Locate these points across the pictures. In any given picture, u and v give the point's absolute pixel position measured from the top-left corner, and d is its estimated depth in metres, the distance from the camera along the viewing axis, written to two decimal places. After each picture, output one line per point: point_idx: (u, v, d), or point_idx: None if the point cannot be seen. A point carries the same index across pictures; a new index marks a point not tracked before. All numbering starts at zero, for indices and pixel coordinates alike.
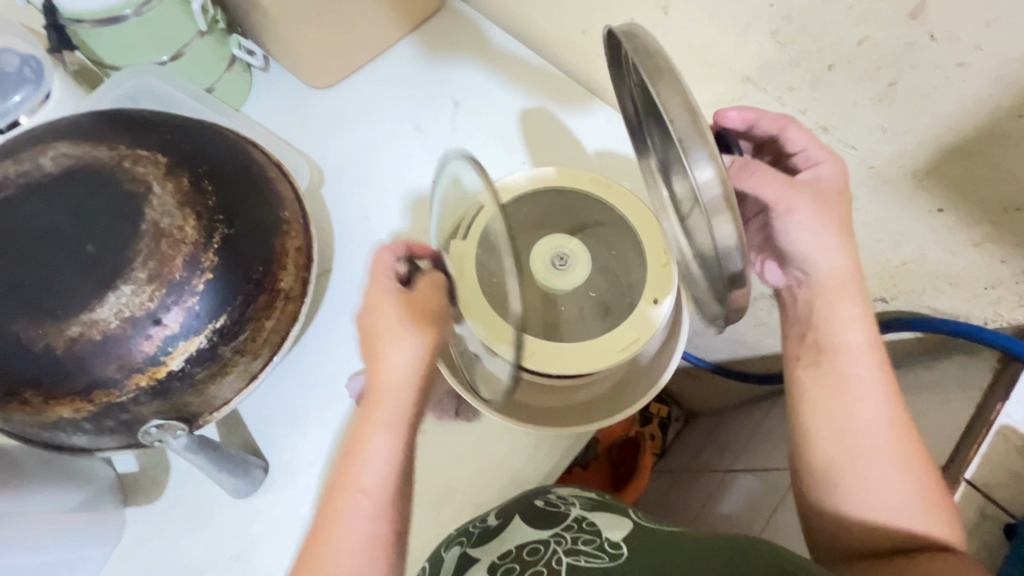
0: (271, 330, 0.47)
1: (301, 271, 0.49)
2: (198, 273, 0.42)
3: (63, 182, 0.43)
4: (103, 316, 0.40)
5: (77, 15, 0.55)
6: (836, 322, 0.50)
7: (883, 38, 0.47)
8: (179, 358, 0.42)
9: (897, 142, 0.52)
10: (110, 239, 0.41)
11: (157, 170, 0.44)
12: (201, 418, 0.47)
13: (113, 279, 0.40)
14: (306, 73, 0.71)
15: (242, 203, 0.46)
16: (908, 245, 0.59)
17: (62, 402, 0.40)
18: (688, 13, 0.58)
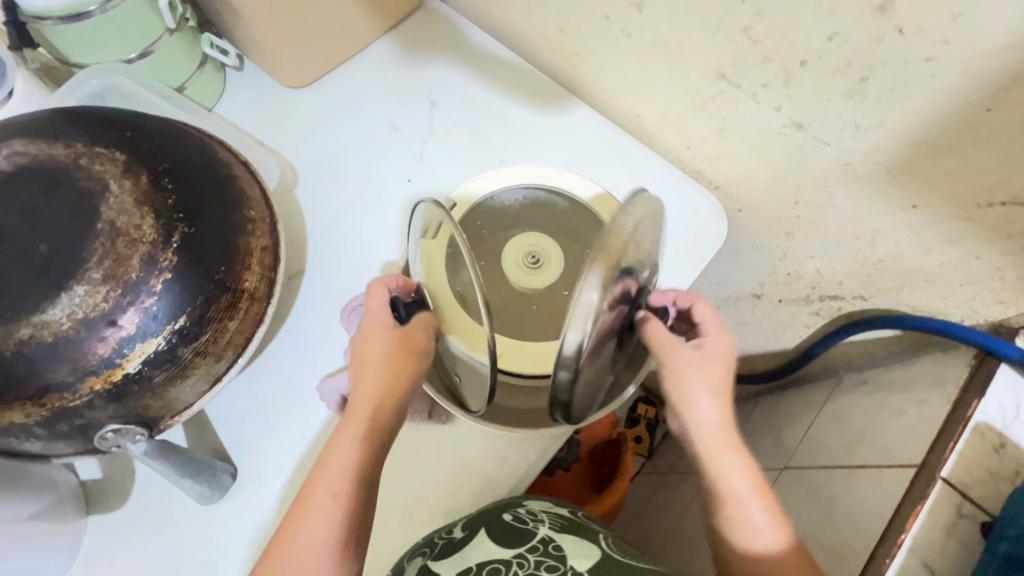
0: (235, 331, 0.46)
1: (266, 272, 0.49)
2: (157, 272, 0.41)
3: (16, 181, 0.42)
4: (55, 318, 0.39)
5: (39, 13, 0.53)
6: (719, 473, 0.49)
7: (852, 34, 0.47)
8: (136, 361, 0.41)
9: (870, 138, 0.52)
10: (63, 237, 0.40)
11: (115, 168, 0.43)
12: (161, 422, 0.46)
13: (65, 280, 0.39)
14: (278, 72, 0.70)
15: (203, 202, 0.45)
16: (884, 242, 0.59)
17: (12, 407, 0.39)
18: (661, 9, 0.58)
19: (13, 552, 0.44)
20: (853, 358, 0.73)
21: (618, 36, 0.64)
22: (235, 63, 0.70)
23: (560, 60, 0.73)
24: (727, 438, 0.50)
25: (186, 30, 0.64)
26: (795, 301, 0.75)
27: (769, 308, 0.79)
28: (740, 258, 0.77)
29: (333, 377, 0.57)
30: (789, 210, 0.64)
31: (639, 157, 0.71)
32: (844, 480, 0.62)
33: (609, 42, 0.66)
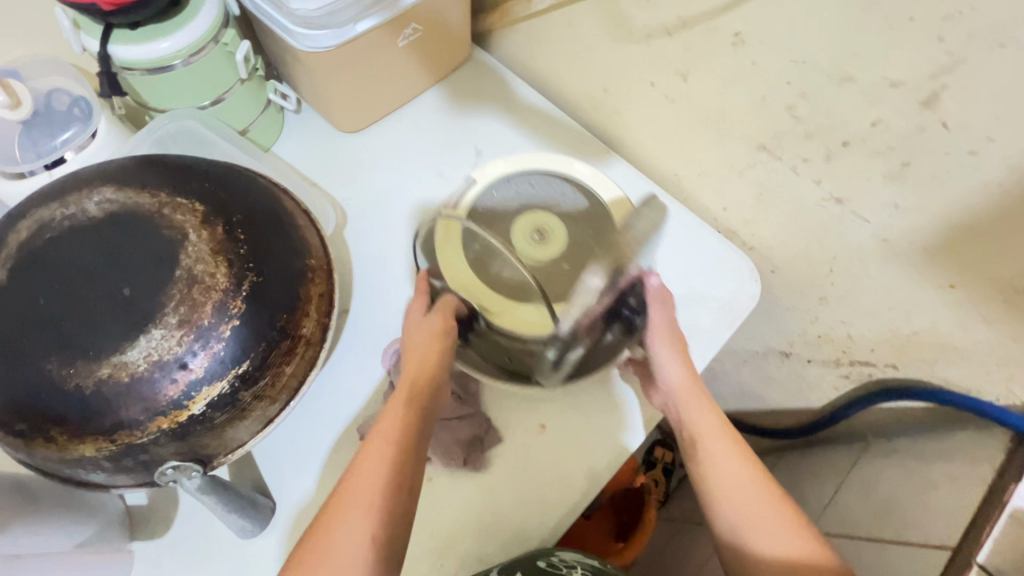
0: (291, 375, 0.48)
1: (322, 318, 0.51)
2: (227, 319, 0.44)
3: (105, 229, 0.45)
4: (133, 359, 0.41)
5: (129, 64, 0.57)
6: (697, 421, 0.53)
7: (896, 122, 0.50)
8: (200, 402, 0.43)
9: (910, 218, 0.54)
10: (146, 282, 0.43)
11: (194, 218, 0.46)
12: (216, 459, 0.48)
13: (144, 324, 0.42)
14: (334, 117, 0.73)
15: (270, 252, 0.48)
16: (919, 316, 0.60)
17: (85, 441, 0.42)
18: (705, 79, 0.61)
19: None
20: (881, 425, 0.73)
21: (662, 101, 0.67)
22: (294, 107, 0.74)
23: (603, 117, 0.76)
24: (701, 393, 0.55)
25: (255, 79, 0.69)
26: (824, 362, 0.75)
27: (797, 367, 0.80)
28: (771, 316, 0.78)
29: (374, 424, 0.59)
30: (823, 276, 0.66)
31: (679, 214, 0.72)
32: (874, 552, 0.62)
33: (653, 105, 0.69)
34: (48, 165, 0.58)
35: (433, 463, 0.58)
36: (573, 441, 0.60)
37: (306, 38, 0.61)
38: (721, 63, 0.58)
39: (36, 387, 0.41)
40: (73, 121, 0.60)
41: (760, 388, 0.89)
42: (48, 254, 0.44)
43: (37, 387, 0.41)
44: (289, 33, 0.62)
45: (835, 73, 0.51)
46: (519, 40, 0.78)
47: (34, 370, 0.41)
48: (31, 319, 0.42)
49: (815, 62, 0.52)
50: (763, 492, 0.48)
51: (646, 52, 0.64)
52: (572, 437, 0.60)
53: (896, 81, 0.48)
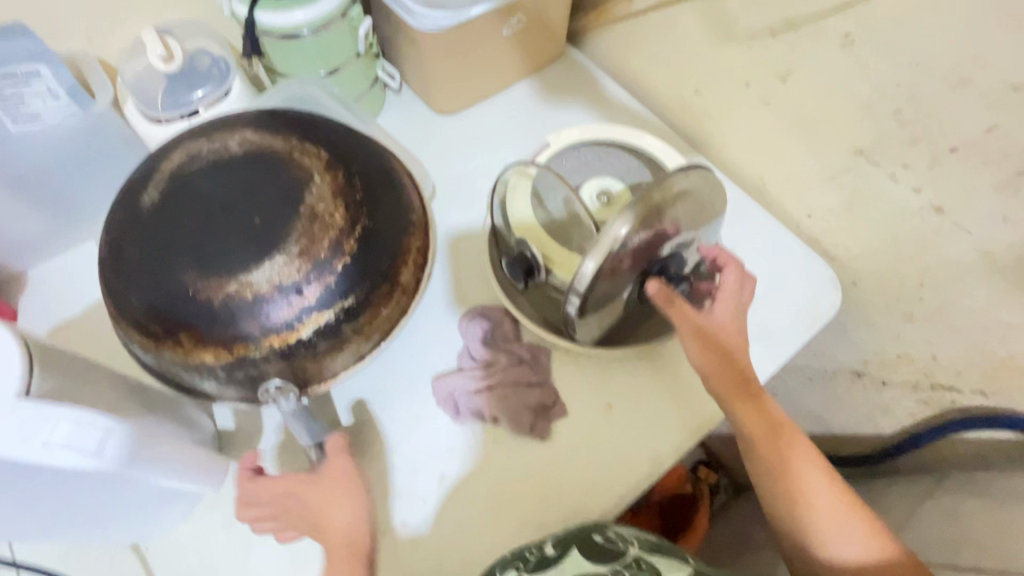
0: (386, 317, 0.52)
1: (418, 269, 0.54)
2: (340, 256, 0.48)
3: (241, 165, 0.50)
4: (257, 280, 0.46)
5: (267, 29, 0.63)
6: (744, 398, 0.54)
7: (1015, 127, 0.49)
8: (309, 326, 0.47)
9: (1019, 231, 0.52)
10: (276, 213, 0.47)
11: (319, 163, 0.50)
12: (311, 386, 0.51)
13: (270, 250, 0.46)
14: (433, 99, 0.78)
15: (381, 201, 0.51)
16: (1019, 338, 0.58)
17: (207, 348, 0.46)
18: (807, 80, 0.61)
19: (185, 469, 0.50)
20: (960, 457, 0.69)
21: (756, 104, 0.68)
22: (397, 86, 0.79)
23: (689, 119, 0.78)
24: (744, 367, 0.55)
25: (369, 56, 0.74)
26: (901, 385, 0.72)
27: (869, 389, 0.77)
28: (846, 334, 0.76)
29: (448, 376, 0.61)
30: (912, 291, 0.64)
31: (759, 216, 0.72)
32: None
33: (745, 107, 0.69)
34: (184, 117, 0.64)
35: (500, 425, 0.60)
36: (640, 424, 0.60)
37: (424, 18, 0.66)
38: (825, 65, 0.59)
39: (173, 295, 0.46)
40: (209, 80, 0.66)
41: (826, 411, 0.86)
42: (193, 182, 0.49)
43: (172, 294, 0.46)
44: (410, 12, 0.66)
45: (954, 77, 0.51)
46: (614, 39, 0.81)
47: (172, 280, 0.46)
48: (174, 234, 0.47)
49: (933, 65, 0.51)
50: (828, 487, 0.52)
51: (746, 53, 0.65)
52: (640, 420, 0.60)
53: (1018, 86, 0.47)
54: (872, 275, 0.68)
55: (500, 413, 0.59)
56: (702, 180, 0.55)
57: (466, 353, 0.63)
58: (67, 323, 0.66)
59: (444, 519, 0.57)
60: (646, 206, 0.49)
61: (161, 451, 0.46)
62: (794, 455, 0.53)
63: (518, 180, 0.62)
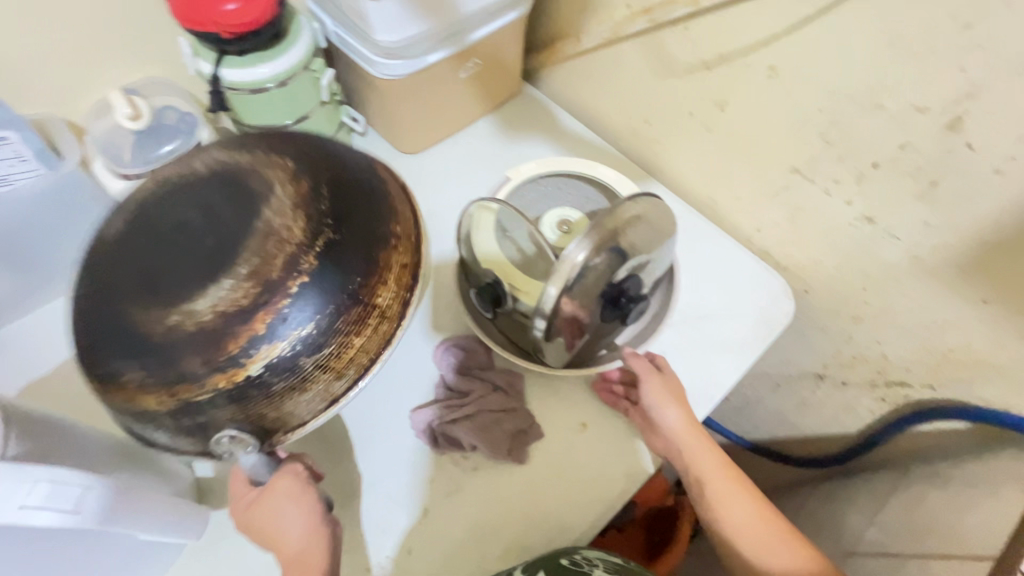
0: (357, 347, 0.47)
1: (401, 292, 0.49)
2: (297, 275, 0.43)
3: (205, 191, 0.45)
4: (202, 309, 0.42)
5: (234, 86, 0.66)
6: (695, 456, 0.59)
7: (923, 145, 0.53)
8: (258, 360, 0.43)
9: (939, 235, 0.57)
10: (231, 237, 0.43)
11: (285, 176, 0.46)
12: (276, 436, 0.49)
13: (217, 273, 0.42)
14: (398, 140, 0.81)
15: (353, 210, 0.47)
16: (955, 333, 0.62)
17: (154, 390, 0.43)
18: (741, 108, 0.66)
19: (162, 524, 0.51)
20: (919, 449, 0.73)
21: (700, 131, 0.73)
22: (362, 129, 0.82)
23: (642, 146, 0.83)
24: (697, 431, 0.59)
25: (333, 104, 0.77)
26: (859, 384, 0.77)
27: (831, 389, 0.81)
28: (804, 338, 0.81)
29: (424, 407, 0.63)
30: (857, 295, 0.69)
31: (713, 232, 0.77)
32: None
33: (691, 134, 0.74)
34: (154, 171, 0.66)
35: (480, 452, 0.61)
36: (614, 439, 0.63)
37: (384, 68, 0.69)
38: (754, 94, 0.64)
39: (124, 328, 0.43)
40: (178, 135, 0.68)
41: (795, 413, 0.90)
42: (157, 211, 0.46)
43: (118, 327, 0.43)
44: (371, 61, 0.69)
45: (867, 100, 0.55)
46: (567, 75, 0.86)
47: (124, 314, 0.43)
48: (129, 267, 0.44)
49: (847, 91, 0.56)
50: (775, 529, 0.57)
51: (685, 85, 0.70)
52: (614, 437, 0.63)
53: (921, 108, 0.52)
54: (819, 283, 0.72)
55: (478, 440, 0.60)
56: (653, 207, 0.59)
57: (442, 384, 0.64)
58: (40, 380, 0.66)
59: (428, 550, 0.58)
60: (600, 233, 0.52)
61: (141, 505, 0.47)
62: (742, 506, 0.58)
63: (483, 217, 0.65)
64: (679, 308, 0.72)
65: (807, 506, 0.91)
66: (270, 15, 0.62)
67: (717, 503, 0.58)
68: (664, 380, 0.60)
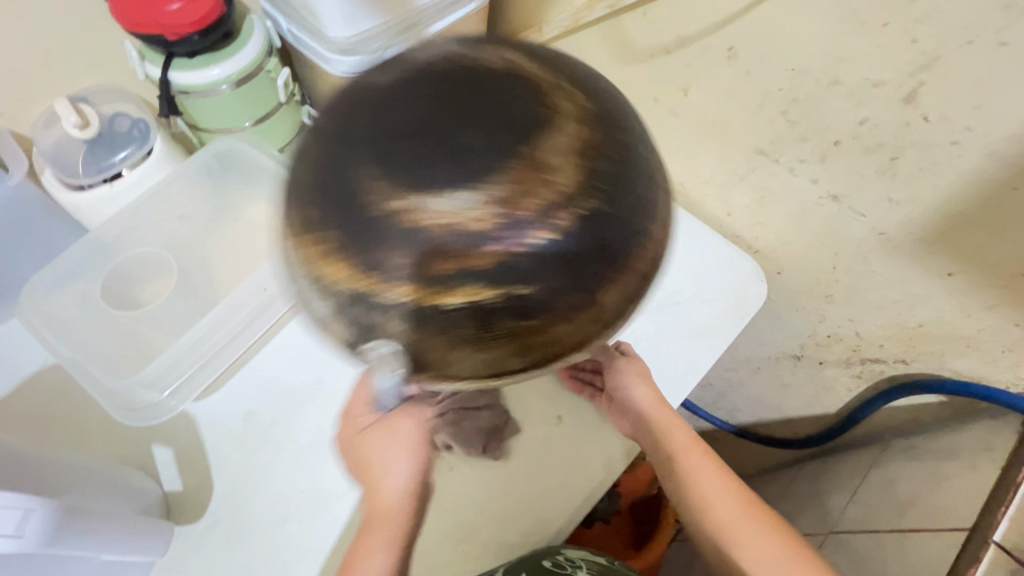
0: (560, 337, 0.34)
1: (628, 299, 0.35)
2: (546, 228, 0.30)
3: (491, 77, 0.32)
4: (436, 211, 0.29)
5: (186, 88, 0.64)
6: (665, 429, 0.58)
7: (882, 120, 0.53)
8: (462, 298, 0.31)
9: (903, 210, 0.57)
10: (501, 135, 0.30)
11: (577, 108, 0.32)
12: (421, 376, 0.35)
13: (462, 177, 0.29)
14: None
15: (632, 193, 0.33)
16: (924, 307, 0.62)
17: (332, 265, 0.31)
18: (704, 91, 0.66)
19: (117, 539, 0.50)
20: (898, 423, 0.74)
21: (665, 116, 0.72)
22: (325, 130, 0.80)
23: None
24: (665, 406, 0.60)
25: (292, 104, 0.75)
26: (835, 363, 0.77)
27: (809, 369, 0.82)
28: (780, 320, 0.81)
29: None
30: (828, 274, 0.69)
31: (684, 217, 0.76)
32: (897, 545, 0.66)
33: (657, 119, 0.74)
34: (106, 181, 0.64)
35: (454, 450, 0.60)
36: (590, 431, 0.62)
37: (339, 63, 0.66)
38: (716, 76, 0.63)
39: (336, 184, 0.31)
40: (132, 142, 0.66)
41: (777, 395, 0.90)
42: (429, 71, 0.33)
43: (328, 187, 0.31)
44: (326, 59, 0.67)
45: (825, 77, 0.54)
46: None
47: (343, 169, 0.31)
48: (353, 122, 0.32)
49: (805, 69, 0.55)
50: (742, 499, 0.56)
51: (649, 70, 0.69)
52: (592, 429, 0.62)
53: (878, 82, 0.51)
54: (791, 263, 0.72)
55: (451, 439, 0.59)
56: None
57: None
58: None
59: None
60: None
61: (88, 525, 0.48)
62: (710, 476, 0.57)
63: None
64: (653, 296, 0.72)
65: (793, 486, 0.92)
66: (217, 15, 0.60)
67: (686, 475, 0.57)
68: (631, 362, 0.61)
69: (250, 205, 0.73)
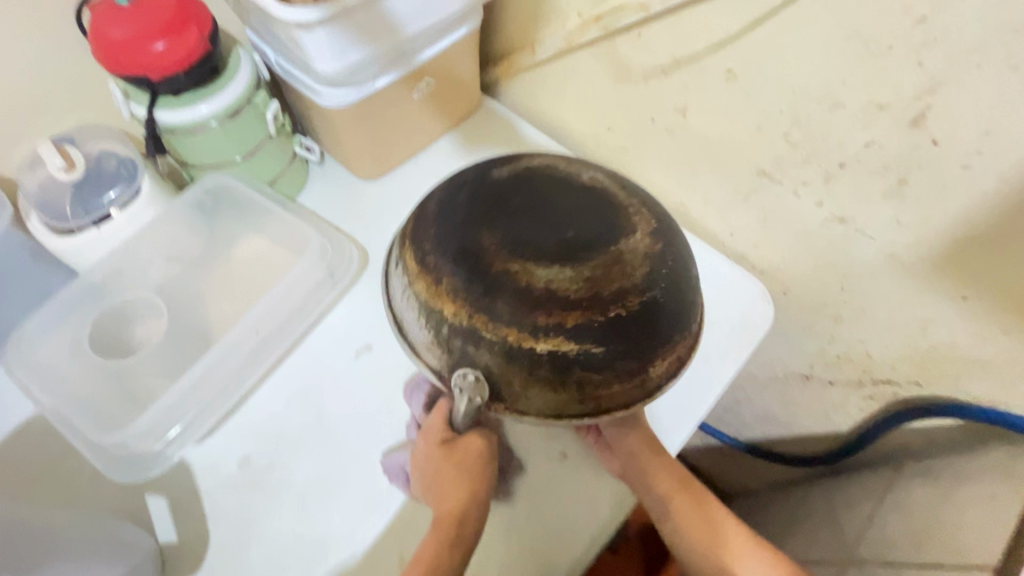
0: (609, 392, 0.44)
1: (666, 374, 0.47)
2: (619, 305, 0.43)
3: (590, 198, 0.48)
4: (541, 277, 0.43)
5: (173, 126, 0.63)
6: (659, 471, 0.57)
7: (888, 142, 0.51)
8: (549, 343, 0.42)
9: (911, 231, 0.55)
10: (589, 245, 0.44)
11: (647, 227, 0.47)
12: (496, 406, 0.45)
13: (564, 260, 0.43)
14: (354, 167, 0.78)
15: (675, 297, 0.46)
16: (937, 329, 0.60)
17: (456, 304, 0.43)
18: (703, 112, 0.64)
19: None
20: (913, 445, 0.72)
21: (663, 136, 0.71)
22: (318, 158, 0.78)
23: (608, 154, 0.80)
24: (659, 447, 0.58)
25: (283, 134, 0.73)
26: (846, 383, 0.75)
27: (819, 389, 0.80)
28: (788, 339, 0.79)
29: (398, 451, 0.60)
30: (836, 294, 0.67)
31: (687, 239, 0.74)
32: None
33: (655, 140, 0.72)
34: (95, 223, 0.62)
35: None
36: (596, 466, 0.60)
37: (328, 96, 0.65)
38: (715, 98, 0.62)
39: (470, 253, 0.44)
40: (119, 180, 0.65)
41: (786, 413, 0.88)
42: (551, 185, 0.49)
43: (467, 251, 0.44)
44: (314, 91, 0.66)
45: (827, 100, 0.53)
46: (526, 85, 0.83)
47: (475, 243, 0.45)
48: (489, 211, 0.46)
49: (806, 91, 0.54)
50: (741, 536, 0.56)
51: (646, 92, 0.68)
52: (597, 466, 0.60)
53: (882, 104, 0.49)
54: (797, 283, 0.70)
55: None
56: None
57: (414, 422, 0.61)
58: None
59: None
60: None
61: None
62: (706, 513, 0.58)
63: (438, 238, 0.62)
64: None
65: (805, 506, 0.89)
66: (204, 49, 0.59)
67: (682, 513, 0.58)
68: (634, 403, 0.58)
69: (243, 240, 0.72)
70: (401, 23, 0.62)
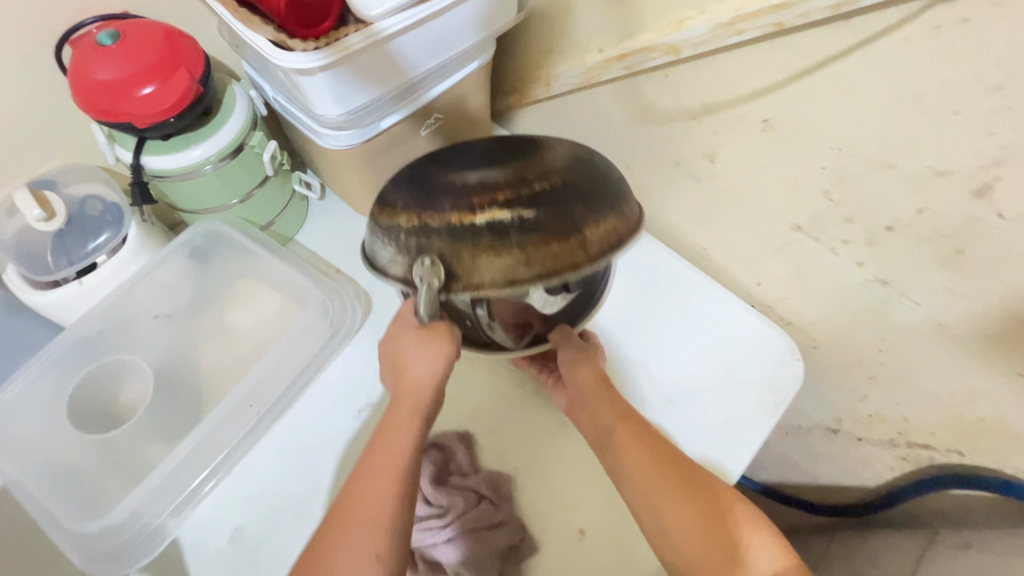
0: (564, 250, 0.38)
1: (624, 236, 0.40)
2: (548, 174, 0.39)
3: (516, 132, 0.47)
4: (470, 172, 0.39)
5: (162, 172, 0.58)
6: (597, 402, 0.52)
7: (945, 210, 0.47)
8: (486, 213, 0.37)
9: (965, 302, 0.51)
10: (512, 146, 0.42)
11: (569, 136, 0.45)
12: (452, 284, 0.38)
13: (491, 159, 0.41)
14: (355, 203, 0.73)
15: (607, 171, 0.42)
16: (986, 402, 0.56)
17: (401, 214, 0.40)
18: (735, 160, 0.59)
19: None
20: (949, 510, 0.67)
21: (688, 181, 0.66)
22: (317, 194, 0.73)
23: None
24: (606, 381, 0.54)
25: (281, 174, 0.68)
26: (877, 442, 0.71)
27: (846, 444, 0.76)
28: (815, 393, 0.74)
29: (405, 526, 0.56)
30: (872, 355, 0.62)
31: (711, 289, 0.70)
32: None
33: (679, 183, 0.68)
34: (79, 273, 0.59)
35: None
36: (616, 544, 0.56)
37: (331, 138, 0.61)
38: (749, 147, 0.57)
39: (408, 179, 0.42)
40: (105, 227, 0.60)
41: (809, 463, 0.84)
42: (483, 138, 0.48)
43: (405, 178, 0.43)
44: (315, 132, 0.61)
45: (877, 161, 0.48)
46: (540, 117, 0.78)
47: (412, 171, 0.43)
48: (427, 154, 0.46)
49: (854, 150, 0.49)
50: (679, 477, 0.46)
51: (671, 134, 0.63)
52: (618, 544, 0.56)
53: (942, 171, 0.45)
54: (829, 339, 0.66)
55: (461, 565, 0.54)
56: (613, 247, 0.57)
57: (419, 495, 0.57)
58: None
59: None
60: None
61: None
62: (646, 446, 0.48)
63: None
64: (679, 382, 0.66)
65: None
66: (196, 92, 0.54)
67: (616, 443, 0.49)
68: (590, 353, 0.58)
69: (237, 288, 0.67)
70: (410, 63, 0.58)
